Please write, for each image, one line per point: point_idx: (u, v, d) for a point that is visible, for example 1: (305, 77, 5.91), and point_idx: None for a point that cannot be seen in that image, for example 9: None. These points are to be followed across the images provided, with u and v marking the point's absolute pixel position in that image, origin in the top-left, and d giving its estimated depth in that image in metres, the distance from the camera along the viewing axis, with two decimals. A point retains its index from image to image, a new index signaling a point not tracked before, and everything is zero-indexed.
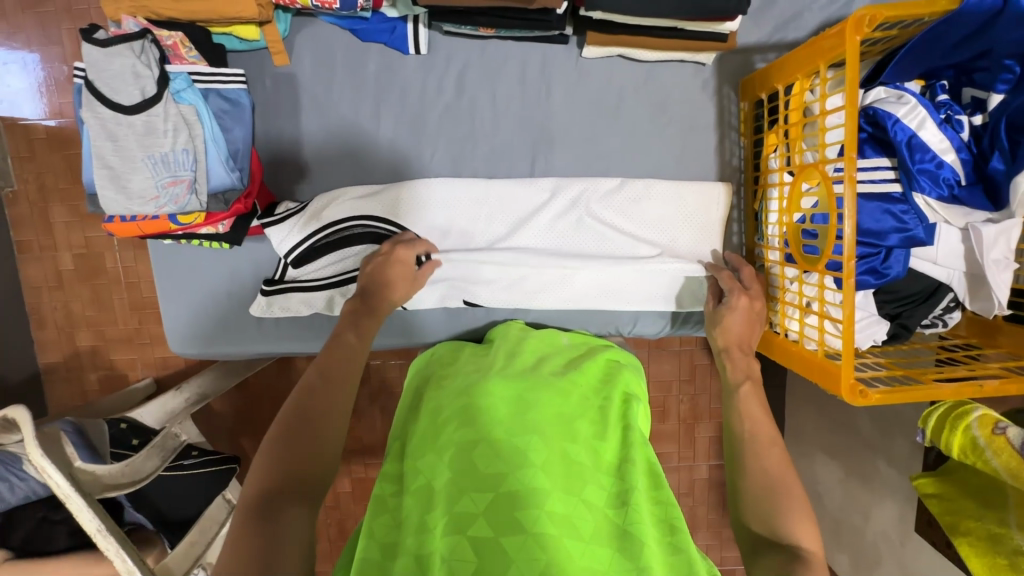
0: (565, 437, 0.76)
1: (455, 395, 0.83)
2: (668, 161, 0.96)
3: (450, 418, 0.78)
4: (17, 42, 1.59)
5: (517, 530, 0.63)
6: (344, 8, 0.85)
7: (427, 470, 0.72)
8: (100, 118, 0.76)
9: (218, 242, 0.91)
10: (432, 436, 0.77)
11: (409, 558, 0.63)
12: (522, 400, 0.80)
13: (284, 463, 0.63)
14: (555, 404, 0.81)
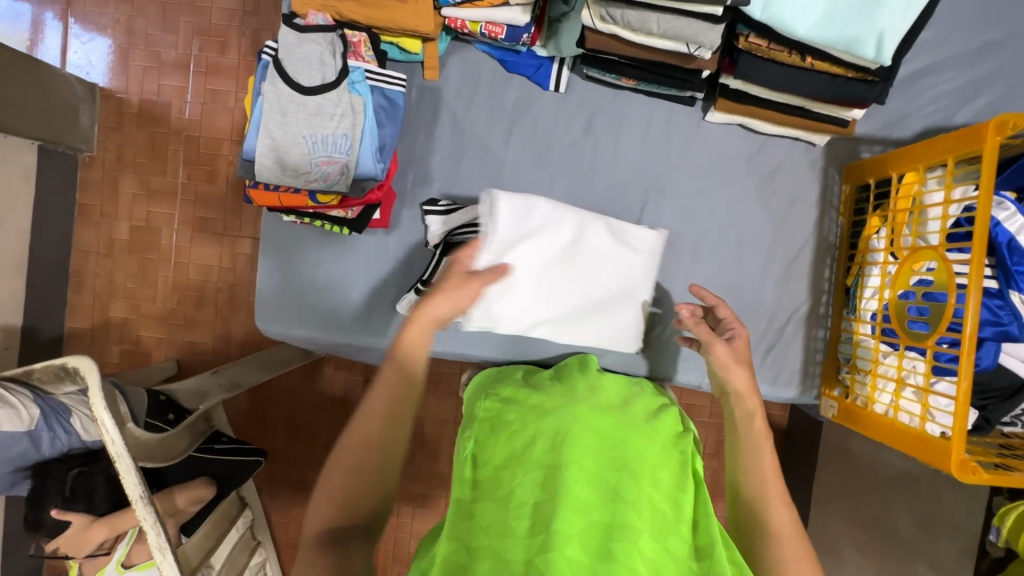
0: (647, 480, 0.75)
1: (540, 413, 0.85)
2: (767, 226, 1.02)
3: (537, 436, 0.80)
4: (138, 26, 1.72)
5: (612, 558, 0.61)
6: (508, 39, 0.93)
7: (511, 482, 0.74)
8: (278, 92, 0.82)
9: (339, 226, 0.95)
10: (515, 448, 0.79)
11: (495, 561, 0.63)
12: (611, 435, 0.81)
13: (339, 503, 0.63)
14: (639, 447, 0.81)
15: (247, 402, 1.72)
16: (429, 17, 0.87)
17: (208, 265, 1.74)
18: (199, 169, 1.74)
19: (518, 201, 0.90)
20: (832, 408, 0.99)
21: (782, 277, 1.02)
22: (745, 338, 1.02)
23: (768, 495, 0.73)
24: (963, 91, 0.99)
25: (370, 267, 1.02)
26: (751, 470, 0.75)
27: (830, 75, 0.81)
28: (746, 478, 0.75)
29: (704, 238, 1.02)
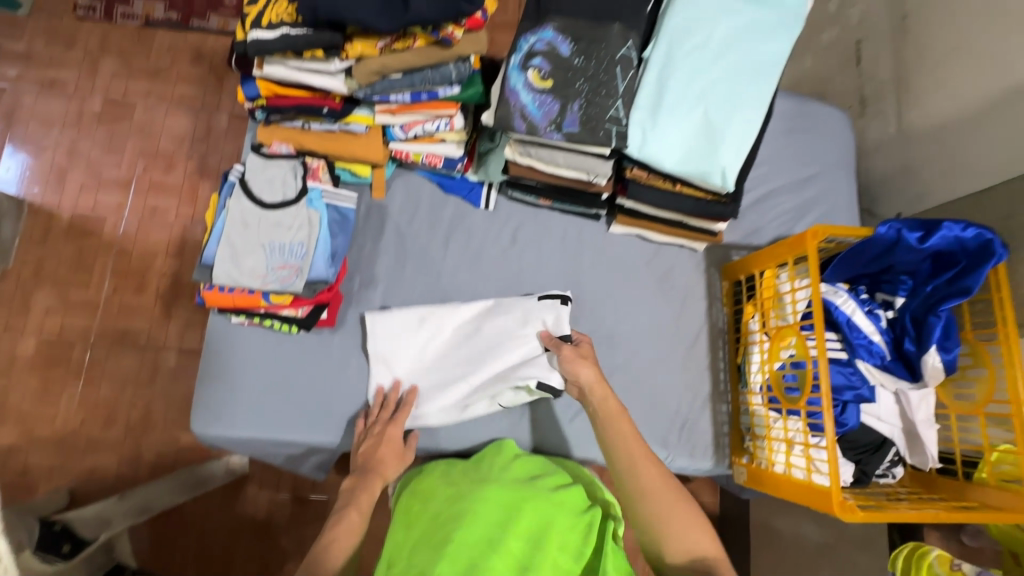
0: (553, 543, 0.80)
1: (455, 498, 0.89)
2: (669, 315, 1.21)
3: (448, 523, 0.84)
4: (82, 149, 1.81)
5: None
6: (445, 167, 1.13)
7: (424, 565, 0.78)
8: (241, 207, 0.93)
9: (288, 325, 1.01)
10: (429, 535, 0.84)
11: None
12: (517, 509, 0.85)
13: None
14: (546, 514, 0.85)
15: (151, 533, 1.53)
16: (378, 149, 1.06)
17: (123, 380, 1.65)
18: (127, 281, 1.72)
19: (395, 312, 1.09)
20: (742, 474, 1.11)
21: (685, 359, 1.19)
22: (661, 416, 1.15)
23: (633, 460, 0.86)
24: (797, 210, 1.30)
25: (315, 366, 1.06)
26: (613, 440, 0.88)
27: (695, 198, 1.06)
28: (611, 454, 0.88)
29: (619, 329, 1.19)
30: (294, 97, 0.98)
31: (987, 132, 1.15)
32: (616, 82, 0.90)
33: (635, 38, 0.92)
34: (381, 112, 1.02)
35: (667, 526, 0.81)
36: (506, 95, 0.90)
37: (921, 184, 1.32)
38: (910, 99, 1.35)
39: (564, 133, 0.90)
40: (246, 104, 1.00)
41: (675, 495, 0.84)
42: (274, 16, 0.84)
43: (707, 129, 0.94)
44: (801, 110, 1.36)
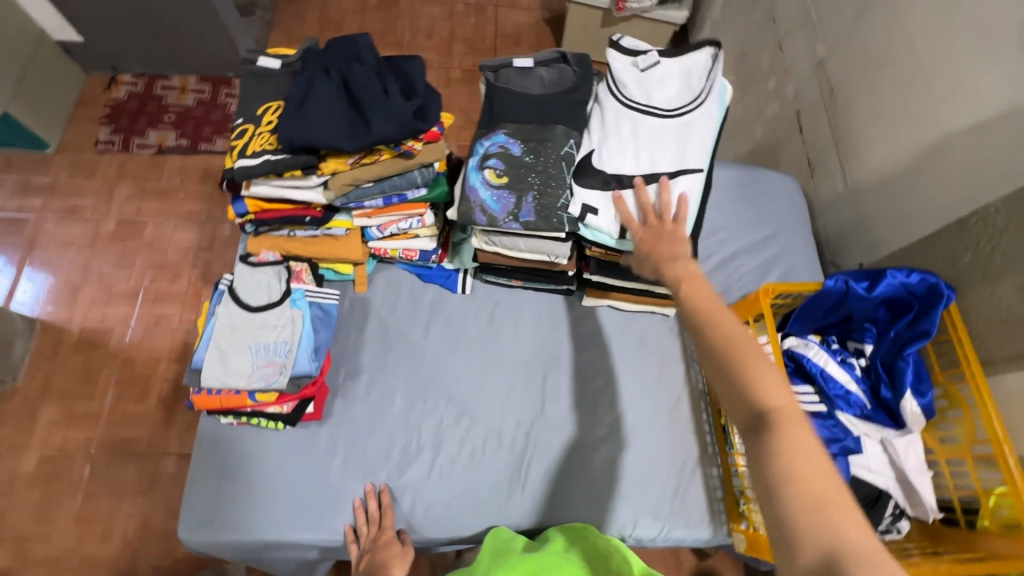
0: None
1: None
2: (649, 380, 1.23)
3: None
4: (93, 266, 1.94)
5: None
6: (421, 259, 1.22)
7: None
8: (229, 312, 1.01)
9: (274, 422, 1.04)
10: None
11: None
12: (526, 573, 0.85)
13: None
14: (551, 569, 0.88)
15: None
16: (358, 248, 1.16)
17: (120, 491, 1.65)
18: (130, 389, 1.78)
19: (375, 403, 1.15)
20: (741, 541, 1.09)
21: (670, 423, 1.20)
22: (653, 483, 1.14)
23: (725, 327, 0.70)
24: (760, 269, 1.37)
25: (305, 460, 1.09)
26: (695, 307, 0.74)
27: None
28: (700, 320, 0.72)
29: (602, 397, 1.21)
30: (279, 211, 1.09)
31: (919, 185, 1.25)
32: (563, 175, 1.00)
33: (577, 136, 1.03)
34: (359, 216, 1.12)
35: (730, 369, 0.66)
36: (466, 193, 1.00)
37: (875, 236, 1.39)
38: (848, 160, 1.47)
39: (521, 222, 0.98)
40: (237, 220, 1.11)
41: (743, 343, 0.67)
42: (255, 147, 0.95)
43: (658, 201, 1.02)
44: (750, 179, 1.48)
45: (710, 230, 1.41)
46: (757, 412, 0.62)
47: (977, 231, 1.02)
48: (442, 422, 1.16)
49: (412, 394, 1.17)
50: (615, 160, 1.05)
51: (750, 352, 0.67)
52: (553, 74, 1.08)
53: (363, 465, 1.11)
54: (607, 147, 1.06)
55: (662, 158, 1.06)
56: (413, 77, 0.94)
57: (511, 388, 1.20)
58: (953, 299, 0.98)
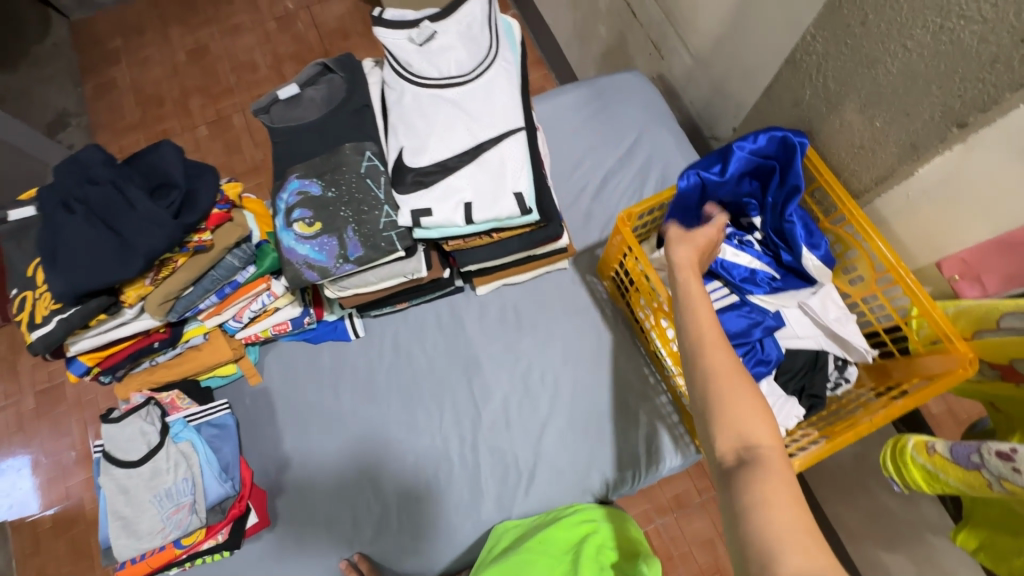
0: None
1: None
2: (571, 339, 1.19)
3: None
4: (31, 448, 1.85)
5: None
6: (295, 326, 1.13)
7: None
8: (114, 477, 0.94)
9: (219, 553, 1.00)
10: None
11: None
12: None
13: None
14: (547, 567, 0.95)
15: None
16: (225, 346, 1.08)
17: None
18: None
19: (317, 482, 1.11)
20: None
21: (606, 374, 1.17)
22: (610, 436, 1.13)
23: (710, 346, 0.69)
24: (639, 178, 1.31)
25: (274, 570, 1.06)
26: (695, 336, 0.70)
27: (519, 236, 1.04)
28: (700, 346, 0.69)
29: (532, 378, 1.17)
30: (121, 352, 1.00)
31: (753, 30, 1.16)
32: (373, 193, 0.92)
33: (371, 145, 0.94)
34: (208, 318, 1.04)
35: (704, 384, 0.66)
36: (286, 256, 0.92)
37: (735, 96, 1.32)
38: (686, 28, 1.36)
39: (353, 260, 0.91)
40: (84, 378, 1.01)
41: (726, 359, 0.67)
42: (41, 311, 0.85)
43: (482, 169, 0.94)
44: (597, 92, 1.39)
45: (575, 163, 1.34)
46: (744, 444, 0.61)
47: (807, 65, 0.95)
48: (388, 472, 1.12)
49: (349, 459, 1.13)
50: (439, 146, 0.94)
51: (740, 394, 0.64)
52: (323, 91, 0.98)
53: (331, 545, 1.08)
54: (417, 138, 0.94)
55: (483, 118, 0.95)
56: (164, 169, 0.83)
57: (440, 411, 1.16)
58: (805, 146, 0.94)
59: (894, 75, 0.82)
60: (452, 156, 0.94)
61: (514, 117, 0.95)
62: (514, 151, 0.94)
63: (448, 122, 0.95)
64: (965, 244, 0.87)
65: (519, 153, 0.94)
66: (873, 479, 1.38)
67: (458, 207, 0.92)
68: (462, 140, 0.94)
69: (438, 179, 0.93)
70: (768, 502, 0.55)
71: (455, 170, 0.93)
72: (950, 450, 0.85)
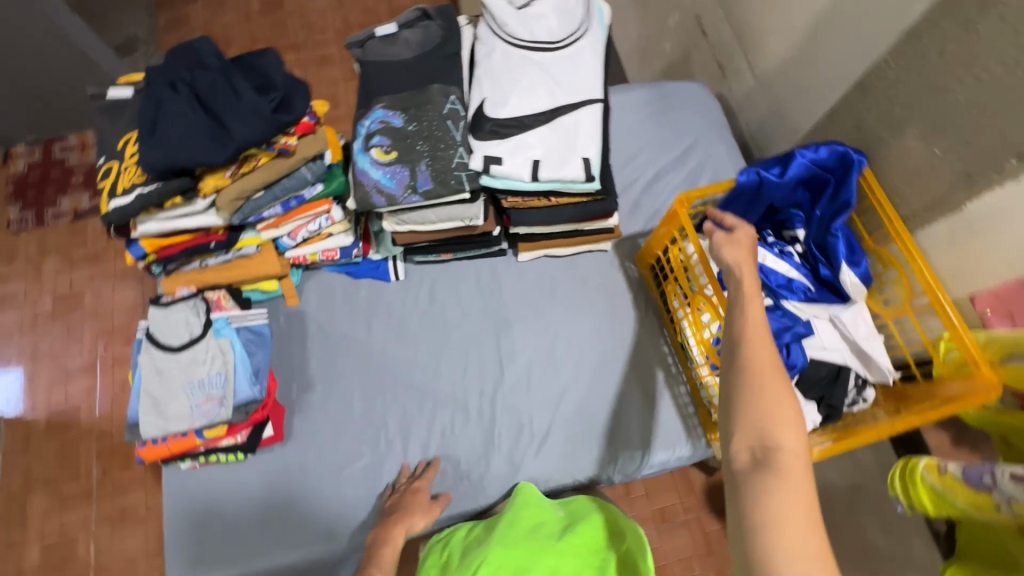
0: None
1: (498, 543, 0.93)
2: (601, 318, 1.23)
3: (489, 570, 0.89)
4: (39, 347, 1.87)
5: None
6: (343, 256, 1.18)
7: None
8: (154, 360, 0.98)
9: (234, 453, 1.03)
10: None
11: None
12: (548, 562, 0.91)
13: None
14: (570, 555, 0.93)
15: None
16: (274, 261, 1.12)
17: (131, 559, 1.64)
18: (114, 458, 1.74)
19: (335, 408, 1.13)
20: (720, 449, 1.10)
21: (629, 357, 1.20)
22: (624, 415, 1.15)
23: (757, 352, 0.68)
24: (688, 181, 1.36)
25: (278, 483, 1.07)
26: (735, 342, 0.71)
27: (574, 204, 1.08)
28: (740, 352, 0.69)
29: (557, 349, 1.20)
30: (179, 244, 1.04)
31: (820, 59, 1.22)
32: (451, 133, 0.97)
33: (456, 90, 0.99)
34: (265, 229, 1.08)
35: (742, 393, 0.66)
36: (358, 177, 0.96)
37: (792, 121, 1.38)
38: (754, 52, 1.42)
39: (421, 193, 0.95)
40: (139, 264, 1.05)
41: (774, 364, 0.67)
42: (124, 184, 0.90)
43: (555, 131, 0.98)
44: (660, 95, 1.44)
45: (630, 156, 1.39)
46: (765, 450, 0.62)
47: (876, 89, 1.00)
48: (405, 412, 1.14)
49: (370, 392, 1.15)
50: (520, 101, 0.99)
51: (779, 398, 0.64)
52: (419, 34, 1.03)
53: (336, 471, 1.09)
54: (499, 91, 0.99)
55: (566, 85, 1.00)
56: (266, 70, 0.89)
57: (465, 364, 1.18)
58: (864, 164, 0.98)
59: (963, 105, 0.87)
60: (530, 113, 0.98)
61: (593, 89, 1.01)
62: (588, 120, 0.99)
63: (532, 82, 0.99)
64: (1001, 278, 0.90)
65: (593, 123, 0.99)
66: (865, 517, 1.38)
67: (526, 162, 0.96)
68: (542, 100, 0.99)
69: (513, 131, 0.97)
70: (783, 515, 0.57)
71: (530, 127, 0.98)
72: (962, 471, 0.87)
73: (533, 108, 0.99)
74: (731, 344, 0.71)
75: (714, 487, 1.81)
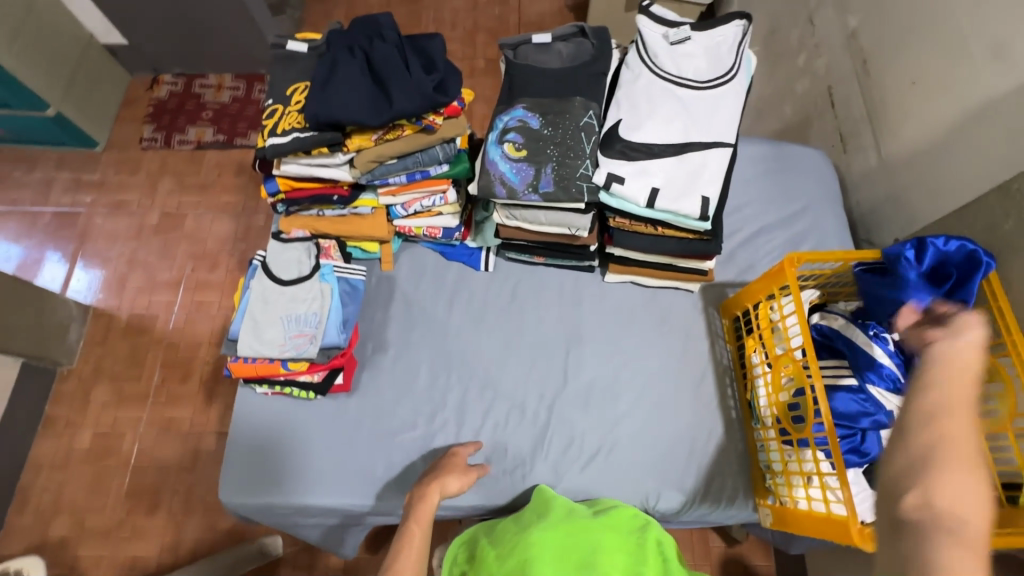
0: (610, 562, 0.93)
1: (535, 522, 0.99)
2: (672, 356, 1.23)
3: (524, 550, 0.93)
4: (138, 255, 2.03)
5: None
6: (444, 236, 1.24)
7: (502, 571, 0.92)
8: (264, 286, 1.10)
9: (307, 392, 1.10)
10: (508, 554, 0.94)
11: None
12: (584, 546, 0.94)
13: None
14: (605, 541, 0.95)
15: None
16: (383, 226, 1.18)
17: (165, 467, 1.72)
18: (174, 371, 1.85)
19: (400, 374, 1.18)
20: (768, 516, 1.07)
21: (692, 401, 1.19)
22: (675, 457, 1.14)
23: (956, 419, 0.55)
24: (788, 244, 1.34)
25: (333, 429, 1.12)
26: (945, 401, 0.56)
27: (677, 239, 1.10)
28: (940, 414, 0.56)
29: (622, 375, 1.21)
30: (308, 190, 1.12)
31: (958, 154, 1.19)
32: (582, 145, 1.01)
33: (595, 107, 1.04)
34: (385, 194, 1.15)
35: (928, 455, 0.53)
36: (486, 166, 1.02)
37: (911, 209, 1.34)
38: (884, 133, 1.40)
39: (540, 193, 0.99)
40: (269, 200, 1.15)
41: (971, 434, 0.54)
42: (284, 126, 0.99)
43: (680, 164, 1.01)
44: (777, 155, 1.44)
45: (733, 207, 1.39)
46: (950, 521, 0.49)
47: None
48: (464, 396, 1.18)
49: (436, 368, 1.20)
50: (654, 129, 1.02)
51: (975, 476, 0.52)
52: (571, 48, 1.09)
53: (388, 433, 1.13)
54: (636, 116, 1.03)
55: (702, 123, 1.03)
56: (433, 53, 0.96)
57: (531, 365, 1.21)
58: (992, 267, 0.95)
59: None
60: (660, 143, 1.01)
61: (726, 134, 1.02)
62: (715, 161, 1.01)
63: (669, 114, 1.02)
64: None
65: (720, 165, 1.01)
66: None
67: (646, 187, 0.99)
68: (675, 133, 1.02)
69: (640, 156, 1.00)
70: None
71: (657, 156, 1.01)
72: None
73: (664, 138, 1.01)
74: (926, 408, 0.57)
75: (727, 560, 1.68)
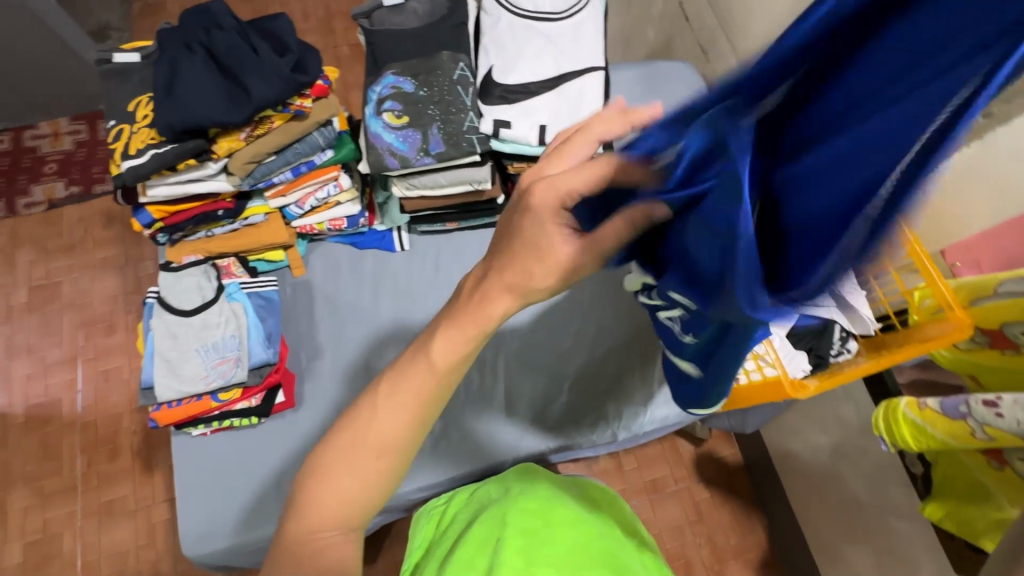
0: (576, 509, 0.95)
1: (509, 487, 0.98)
2: (600, 285, 1.27)
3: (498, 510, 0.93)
4: (15, 341, 1.78)
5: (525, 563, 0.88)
6: (350, 226, 1.19)
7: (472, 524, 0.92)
8: (166, 322, 1.03)
9: (248, 419, 1.04)
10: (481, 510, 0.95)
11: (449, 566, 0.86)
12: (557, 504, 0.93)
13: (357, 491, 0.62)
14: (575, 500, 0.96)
15: None
16: (282, 230, 1.12)
17: (120, 552, 1.57)
18: (99, 451, 1.67)
19: (339, 374, 1.12)
20: (717, 401, 1.16)
21: (630, 319, 1.24)
22: (624, 375, 1.20)
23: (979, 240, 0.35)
24: None
25: (286, 449, 1.05)
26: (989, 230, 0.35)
27: None
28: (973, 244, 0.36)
29: (560, 314, 1.24)
30: (187, 211, 1.04)
31: None
32: (461, 99, 1.00)
33: (465, 57, 1.03)
34: (273, 197, 1.08)
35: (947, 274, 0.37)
36: (370, 141, 0.99)
37: None
38: (737, 34, 1.49)
39: (433, 155, 0.98)
40: (146, 232, 1.05)
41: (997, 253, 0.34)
42: (137, 145, 0.90)
43: (560, 96, 1.02)
44: (651, 75, 1.50)
45: None
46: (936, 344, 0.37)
47: None
48: None
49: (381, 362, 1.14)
50: (526, 69, 1.03)
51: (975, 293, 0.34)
52: (426, 5, 1.07)
53: None
54: (507, 58, 1.04)
55: (569, 53, 1.05)
56: (280, 34, 0.90)
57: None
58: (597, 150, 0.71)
59: None
60: (537, 78, 1.03)
61: (594, 57, 1.05)
62: (592, 84, 1.03)
63: (539, 49, 1.04)
64: (972, 230, 1.00)
65: (597, 88, 1.04)
66: (848, 470, 1.41)
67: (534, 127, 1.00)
68: (548, 65, 1.04)
69: (519, 97, 1.01)
70: None
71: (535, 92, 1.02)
72: (940, 404, 0.95)
73: (539, 73, 1.03)
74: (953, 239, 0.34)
75: (702, 459, 1.83)
